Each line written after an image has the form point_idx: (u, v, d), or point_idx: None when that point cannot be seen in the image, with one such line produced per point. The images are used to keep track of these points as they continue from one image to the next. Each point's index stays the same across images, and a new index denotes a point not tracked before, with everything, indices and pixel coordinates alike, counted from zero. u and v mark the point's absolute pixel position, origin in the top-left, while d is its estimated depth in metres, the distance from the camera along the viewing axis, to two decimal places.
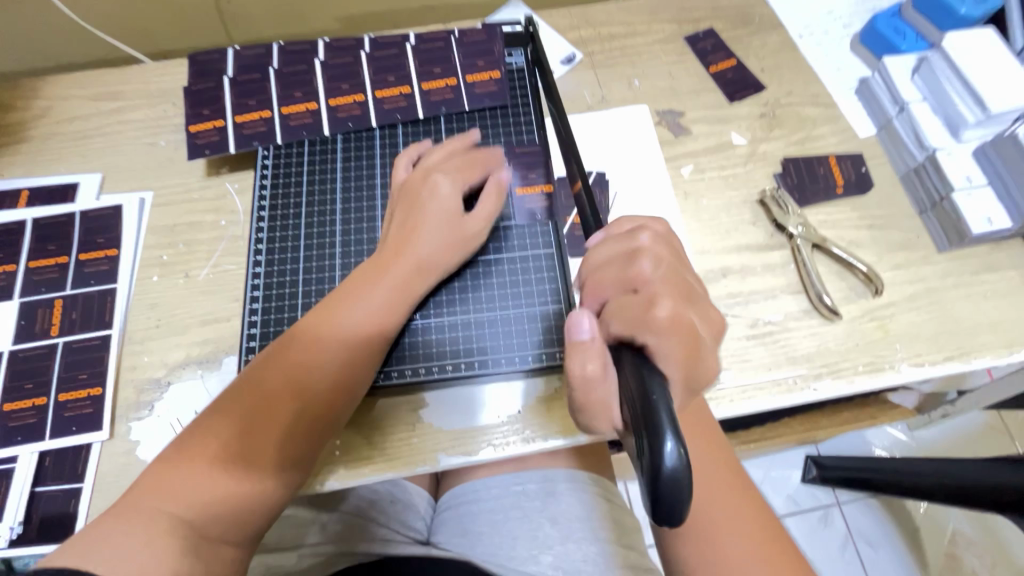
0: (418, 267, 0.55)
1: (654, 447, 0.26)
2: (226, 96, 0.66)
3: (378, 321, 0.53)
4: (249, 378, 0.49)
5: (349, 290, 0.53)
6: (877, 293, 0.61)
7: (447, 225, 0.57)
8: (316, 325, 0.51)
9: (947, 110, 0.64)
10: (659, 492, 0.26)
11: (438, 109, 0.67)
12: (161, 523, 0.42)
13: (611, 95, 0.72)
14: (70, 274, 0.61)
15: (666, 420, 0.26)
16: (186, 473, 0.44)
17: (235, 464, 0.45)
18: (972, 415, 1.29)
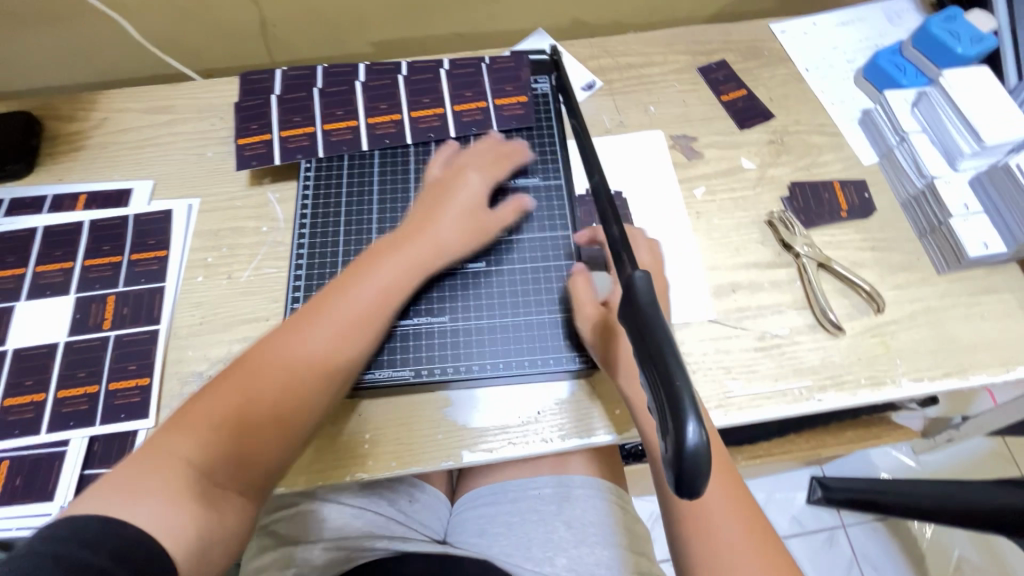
0: (436, 247, 0.61)
1: (678, 427, 0.30)
2: (273, 113, 0.72)
3: (389, 288, 0.58)
4: (263, 350, 0.53)
5: (368, 262, 0.59)
6: (879, 311, 0.65)
7: (467, 209, 0.64)
8: (331, 298, 0.56)
9: (944, 141, 0.69)
10: (682, 467, 0.29)
11: (469, 129, 0.72)
12: (180, 466, 0.45)
13: (629, 120, 0.77)
14: (122, 273, 0.66)
15: (689, 404, 0.30)
16: (204, 423, 0.47)
17: (256, 412, 0.49)
18: (975, 441, 1.31)
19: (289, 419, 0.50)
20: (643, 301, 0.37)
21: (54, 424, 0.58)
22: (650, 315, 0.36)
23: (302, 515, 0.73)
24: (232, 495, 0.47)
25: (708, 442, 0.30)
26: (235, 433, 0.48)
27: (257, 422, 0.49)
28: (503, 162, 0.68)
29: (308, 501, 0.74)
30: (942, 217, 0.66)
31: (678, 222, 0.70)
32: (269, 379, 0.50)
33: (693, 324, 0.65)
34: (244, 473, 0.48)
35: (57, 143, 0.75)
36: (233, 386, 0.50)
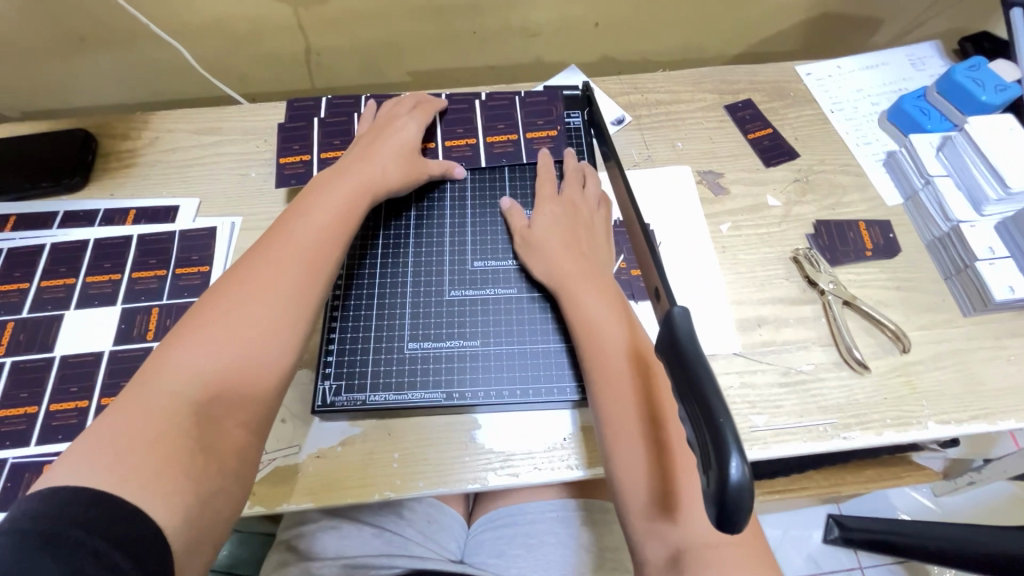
0: (380, 173, 0.66)
1: (721, 462, 0.31)
2: (315, 135, 0.76)
3: (338, 216, 0.61)
4: (211, 296, 0.53)
5: (313, 195, 0.62)
6: (904, 351, 0.65)
7: (405, 148, 0.69)
8: (271, 235, 0.58)
9: (969, 186, 0.70)
10: (725, 501, 0.30)
11: (501, 159, 0.75)
12: (168, 399, 0.45)
13: (657, 155, 0.80)
14: (167, 286, 0.69)
15: (732, 440, 0.31)
16: (178, 356, 0.48)
17: (229, 331, 0.50)
18: (999, 485, 1.28)
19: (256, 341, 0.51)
20: (683, 337, 0.38)
21: None
22: (690, 351, 0.37)
23: (322, 531, 0.74)
24: (231, 414, 0.48)
25: (749, 477, 0.31)
26: (216, 356, 0.49)
27: (234, 337, 0.50)
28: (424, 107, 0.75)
29: (328, 517, 0.75)
30: (967, 259, 0.67)
31: (705, 256, 0.72)
32: (233, 302, 0.52)
33: (718, 355, 0.66)
34: (237, 392, 0.49)
35: (110, 159, 0.79)
36: (197, 319, 0.51)
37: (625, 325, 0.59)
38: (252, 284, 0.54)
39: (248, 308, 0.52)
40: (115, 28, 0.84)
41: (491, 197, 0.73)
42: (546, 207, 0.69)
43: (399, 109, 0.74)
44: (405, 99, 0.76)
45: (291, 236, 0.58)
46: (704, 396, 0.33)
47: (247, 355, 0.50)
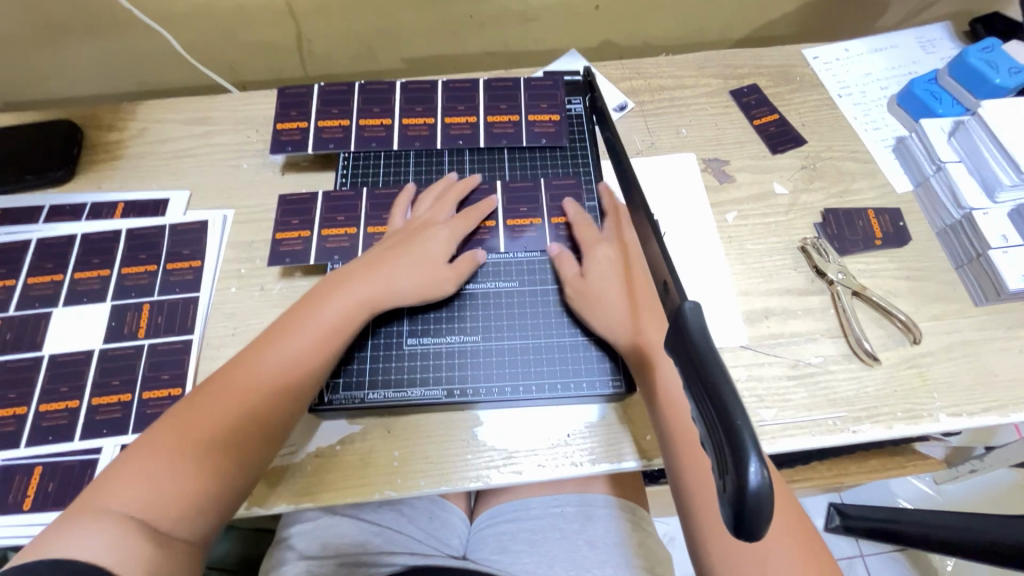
0: (387, 292, 0.60)
1: (740, 467, 0.29)
2: (313, 102, 0.72)
3: (340, 330, 0.57)
4: (209, 392, 0.52)
5: (316, 308, 0.58)
6: (915, 342, 0.64)
7: (426, 260, 0.62)
8: (280, 340, 0.55)
9: (982, 172, 0.68)
10: (744, 509, 0.29)
11: (500, 141, 0.71)
12: (115, 517, 0.44)
13: (660, 143, 0.77)
14: (158, 281, 0.67)
15: (752, 443, 0.29)
16: (139, 475, 0.47)
17: (193, 461, 0.48)
18: (1001, 472, 1.27)
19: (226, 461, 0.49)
20: (695, 332, 0.36)
21: (88, 431, 0.59)
22: (704, 349, 0.35)
23: (323, 529, 0.73)
24: (173, 543, 0.45)
25: (770, 483, 0.29)
26: (170, 491, 0.46)
27: (196, 470, 0.48)
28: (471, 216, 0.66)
29: (328, 515, 0.74)
30: (980, 247, 0.66)
31: (710, 246, 0.70)
32: (208, 430, 0.50)
33: (725, 348, 0.64)
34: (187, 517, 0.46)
35: (97, 151, 0.77)
36: (174, 434, 0.49)
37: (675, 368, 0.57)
38: (230, 418, 0.51)
39: (216, 441, 0.50)
40: (101, 14, 0.81)
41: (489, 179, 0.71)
42: (596, 253, 0.64)
43: (440, 211, 0.66)
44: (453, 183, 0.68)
45: (284, 360, 0.54)
46: (719, 397, 0.32)
47: (202, 489, 0.48)
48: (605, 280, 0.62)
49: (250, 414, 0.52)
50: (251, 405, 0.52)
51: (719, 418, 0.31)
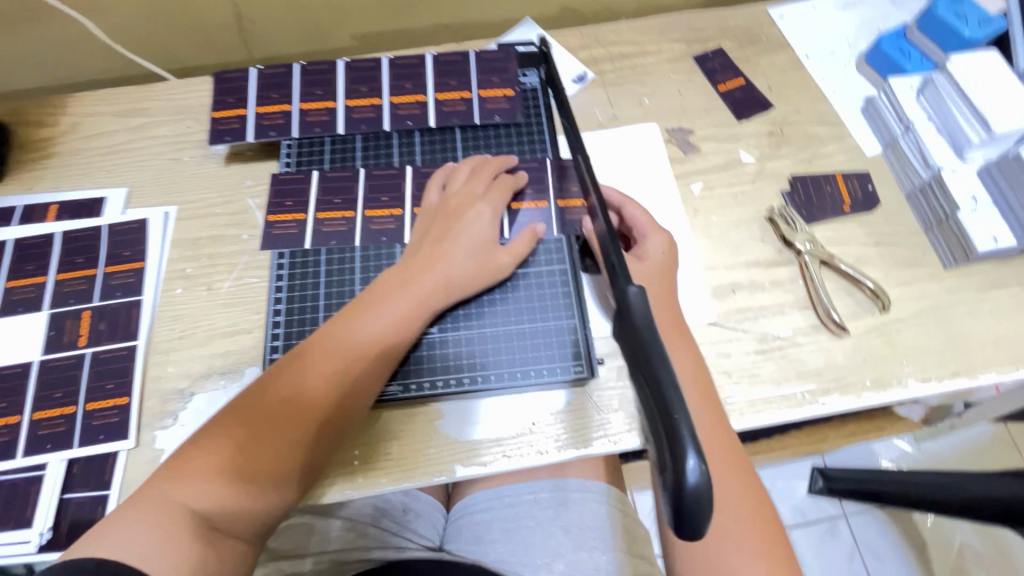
0: (445, 288, 0.57)
1: (678, 462, 0.28)
2: (251, 87, 0.68)
3: (401, 329, 0.55)
4: (267, 391, 0.51)
5: (374, 306, 0.56)
6: (884, 309, 0.62)
7: (478, 251, 0.59)
8: (338, 337, 0.54)
9: (951, 130, 0.66)
10: (683, 507, 0.27)
11: (451, 120, 0.67)
12: (181, 514, 0.45)
13: (622, 113, 0.74)
14: (97, 286, 0.63)
15: (688, 437, 0.28)
16: (202, 472, 0.47)
17: (255, 463, 0.48)
18: (978, 427, 1.29)
19: (283, 463, 0.49)
20: (640, 323, 0.34)
21: (31, 447, 0.56)
22: (647, 339, 0.34)
23: (295, 528, 0.70)
24: (233, 540, 0.47)
25: (709, 478, 0.28)
26: (233, 491, 0.47)
27: (258, 472, 0.48)
28: (507, 190, 0.63)
29: (299, 513, 0.71)
30: (948, 209, 0.64)
31: (674, 220, 0.68)
32: (272, 431, 0.50)
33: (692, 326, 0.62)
34: (241, 514, 0.47)
35: (26, 151, 0.72)
36: (235, 434, 0.49)
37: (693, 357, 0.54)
38: (294, 424, 0.50)
39: (280, 445, 0.50)
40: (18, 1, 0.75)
41: (440, 161, 0.67)
42: (653, 237, 0.60)
43: (476, 186, 0.62)
44: (495, 159, 0.65)
45: (341, 361, 0.53)
46: (660, 390, 0.30)
47: (260, 491, 0.48)
48: (658, 262, 0.59)
49: (312, 420, 0.51)
50: (313, 411, 0.51)
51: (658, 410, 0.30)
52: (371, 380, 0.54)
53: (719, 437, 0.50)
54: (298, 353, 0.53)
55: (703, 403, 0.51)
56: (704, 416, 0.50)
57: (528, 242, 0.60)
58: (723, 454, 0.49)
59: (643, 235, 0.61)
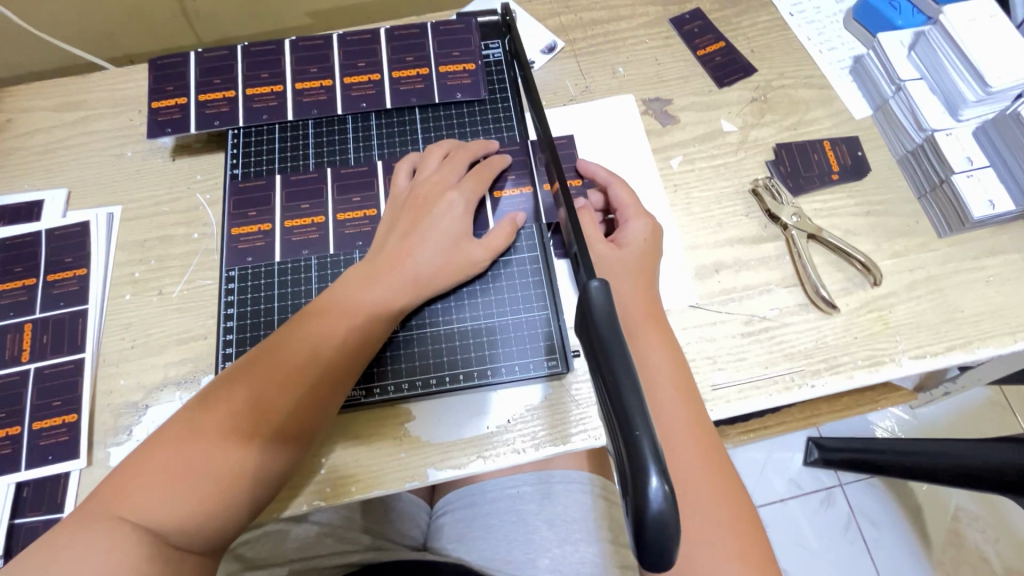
0: (417, 282, 0.52)
1: (641, 484, 0.27)
2: (191, 73, 0.63)
3: (371, 329, 0.50)
4: (224, 401, 0.46)
5: (340, 305, 0.51)
6: (876, 284, 0.59)
7: (450, 244, 0.54)
8: (302, 339, 0.49)
9: (945, 88, 0.61)
10: (644, 527, 0.27)
11: (409, 100, 0.63)
12: (125, 533, 0.40)
13: (595, 85, 0.69)
14: (39, 297, 0.59)
15: (651, 460, 0.27)
16: (154, 488, 0.42)
17: (208, 480, 0.44)
18: (973, 392, 1.27)
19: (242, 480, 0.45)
20: (601, 323, 0.32)
21: None
22: (609, 344, 0.31)
23: (268, 536, 0.66)
24: (188, 559, 0.43)
25: (672, 500, 0.27)
26: (184, 510, 0.42)
27: (211, 488, 0.43)
28: (482, 175, 0.58)
29: (274, 520, 0.67)
30: (943, 173, 0.60)
31: (653, 198, 0.64)
32: (228, 443, 0.45)
33: (674, 310, 0.59)
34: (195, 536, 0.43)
35: None
36: (189, 448, 0.44)
37: (670, 351, 0.51)
38: (253, 436, 0.46)
39: (236, 458, 0.45)
40: None
41: (400, 146, 0.62)
42: (635, 221, 0.57)
43: (450, 171, 0.57)
44: (473, 144, 0.60)
45: (306, 366, 0.48)
46: (622, 407, 0.29)
47: (217, 509, 0.43)
48: (638, 248, 0.55)
49: (272, 433, 0.46)
50: (274, 424, 0.46)
51: (619, 428, 0.29)
52: (337, 388, 0.49)
53: (699, 441, 0.48)
54: (258, 357, 0.48)
55: (680, 401, 0.49)
56: (681, 419, 0.48)
57: (506, 234, 0.56)
58: (702, 458, 0.47)
59: (626, 218, 0.57)
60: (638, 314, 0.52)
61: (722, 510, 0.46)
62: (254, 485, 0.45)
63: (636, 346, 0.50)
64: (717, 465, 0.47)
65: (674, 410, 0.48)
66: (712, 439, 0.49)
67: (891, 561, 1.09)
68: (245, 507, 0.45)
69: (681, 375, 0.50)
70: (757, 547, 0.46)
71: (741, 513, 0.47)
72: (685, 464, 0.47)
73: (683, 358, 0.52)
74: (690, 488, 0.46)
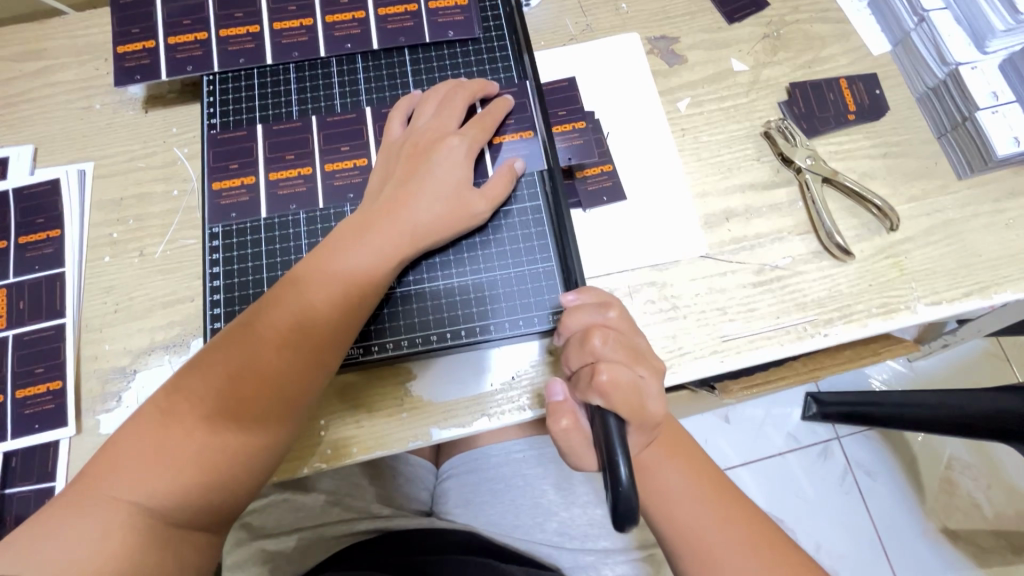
0: (413, 237, 0.49)
1: (614, 469, 0.38)
2: (158, 13, 0.58)
3: (361, 288, 0.47)
4: (214, 365, 0.44)
5: (332, 264, 0.47)
6: (892, 229, 0.56)
7: (447, 195, 0.50)
8: (293, 300, 0.46)
9: (971, 18, 0.57)
10: (618, 503, 0.37)
11: (398, 40, 0.58)
12: (119, 511, 0.39)
13: (598, 23, 0.65)
14: (11, 261, 0.56)
15: (619, 449, 0.38)
16: (150, 458, 0.41)
17: (201, 452, 0.42)
18: (971, 343, 1.27)
19: (237, 450, 0.43)
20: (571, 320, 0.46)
21: None
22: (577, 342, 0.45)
23: (274, 505, 0.65)
24: (193, 533, 0.42)
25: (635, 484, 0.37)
26: (176, 483, 0.41)
27: (206, 459, 0.42)
28: (481, 121, 0.54)
29: (278, 488, 0.66)
30: (966, 110, 0.57)
31: (660, 143, 0.60)
32: (221, 412, 0.43)
33: (683, 261, 0.57)
34: (193, 511, 0.41)
35: None
36: (179, 418, 0.42)
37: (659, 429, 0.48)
38: (246, 403, 0.43)
39: (230, 427, 0.43)
40: None
41: (391, 88, 0.58)
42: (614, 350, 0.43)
43: (447, 117, 0.53)
44: (471, 87, 0.55)
45: (298, 328, 0.45)
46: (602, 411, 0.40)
47: (211, 481, 0.42)
48: (619, 367, 0.42)
49: (267, 399, 0.44)
50: (270, 390, 0.44)
51: (596, 416, 0.41)
52: (332, 350, 0.46)
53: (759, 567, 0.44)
54: (248, 320, 0.46)
55: (682, 472, 0.47)
56: (689, 494, 0.47)
57: (506, 182, 0.53)
58: (731, 522, 0.46)
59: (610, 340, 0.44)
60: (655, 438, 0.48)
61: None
62: (251, 455, 0.43)
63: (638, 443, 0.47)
64: (752, 523, 0.46)
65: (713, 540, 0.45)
66: (778, 558, 0.45)
67: (888, 511, 1.11)
68: (239, 480, 0.43)
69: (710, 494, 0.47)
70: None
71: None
72: (720, 540, 0.45)
73: (711, 472, 0.48)
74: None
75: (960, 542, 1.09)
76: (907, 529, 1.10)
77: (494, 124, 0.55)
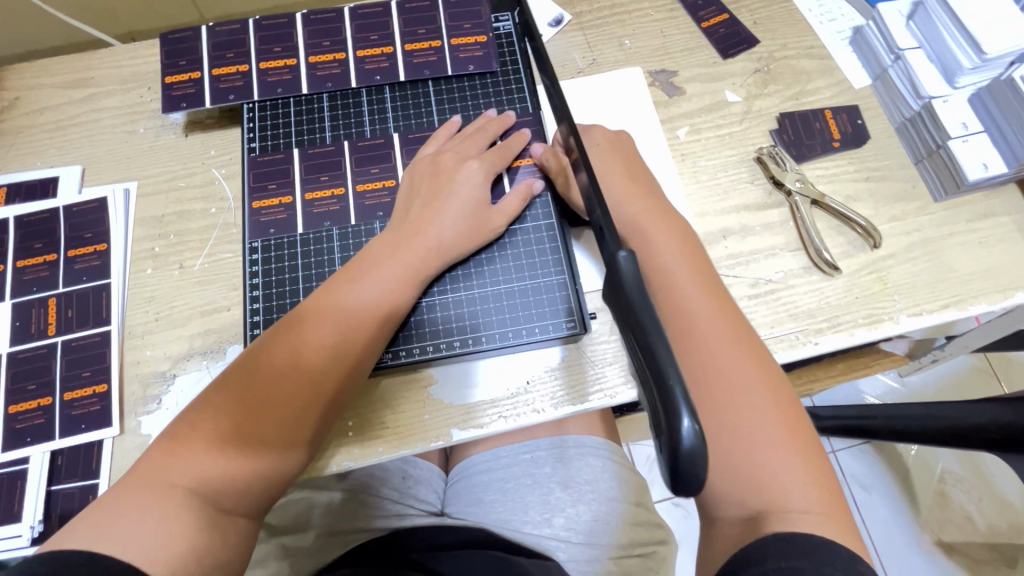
0: (440, 251, 0.54)
1: (673, 424, 0.29)
2: (204, 47, 0.64)
3: (392, 296, 0.52)
4: (260, 364, 0.48)
5: (367, 272, 0.52)
6: (875, 247, 0.62)
7: (471, 214, 0.56)
8: (333, 304, 0.50)
9: (942, 57, 0.64)
10: (680, 462, 0.28)
11: (423, 72, 0.64)
12: (177, 498, 0.42)
13: (603, 58, 0.70)
14: (60, 272, 0.60)
15: (682, 402, 0.29)
16: (202, 448, 0.44)
17: (248, 442, 0.45)
18: (959, 358, 1.32)
19: (280, 440, 0.47)
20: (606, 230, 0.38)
21: (10, 442, 0.55)
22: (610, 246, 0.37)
23: (293, 504, 0.68)
24: (237, 521, 0.45)
25: (702, 438, 0.29)
26: (225, 471, 0.44)
27: (255, 449, 0.46)
28: (501, 148, 0.59)
29: (296, 488, 0.69)
30: (939, 139, 0.62)
31: (662, 166, 0.65)
32: (268, 403, 0.47)
33: None
34: (240, 498, 0.45)
35: None
36: (229, 411, 0.46)
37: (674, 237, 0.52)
38: (290, 398, 0.47)
39: (275, 421, 0.47)
40: None
41: (416, 115, 0.63)
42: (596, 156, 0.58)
43: (470, 144, 0.59)
44: (493, 123, 0.61)
45: (339, 324, 0.50)
46: (631, 310, 0.33)
47: (257, 470, 0.45)
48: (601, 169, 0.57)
49: (308, 394, 0.48)
50: (310, 388, 0.48)
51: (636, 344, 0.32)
52: (366, 353, 0.51)
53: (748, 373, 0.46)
54: (291, 323, 0.50)
55: (683, 270, 0.50)
56: (694, 290, 0.49)
57: (522, 202, 0.58)
58: (726, 333, 0.47)
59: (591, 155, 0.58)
60: (676, 249, 0.51)
61: (782, 450, 0.44)
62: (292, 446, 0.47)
63: (645, 246, 0.51)
64: (754, 349, 0.47)
65: (718, 348, 0.47)
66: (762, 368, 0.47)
67: (883, 523, 1.14)
68: (279, 472, 0.47)
69: (727, 315, 0.49)
70: (839, 509, 0.43)
71: (812, 459, 0.44)
72: (715, 342, 0.47)
73: (735, 311, 0.49)
74: (746, 427, 0.44)
75: (955, 554, 1.12)
76: (902, 540, 1.13)
77: (511, 150, 0.60)
